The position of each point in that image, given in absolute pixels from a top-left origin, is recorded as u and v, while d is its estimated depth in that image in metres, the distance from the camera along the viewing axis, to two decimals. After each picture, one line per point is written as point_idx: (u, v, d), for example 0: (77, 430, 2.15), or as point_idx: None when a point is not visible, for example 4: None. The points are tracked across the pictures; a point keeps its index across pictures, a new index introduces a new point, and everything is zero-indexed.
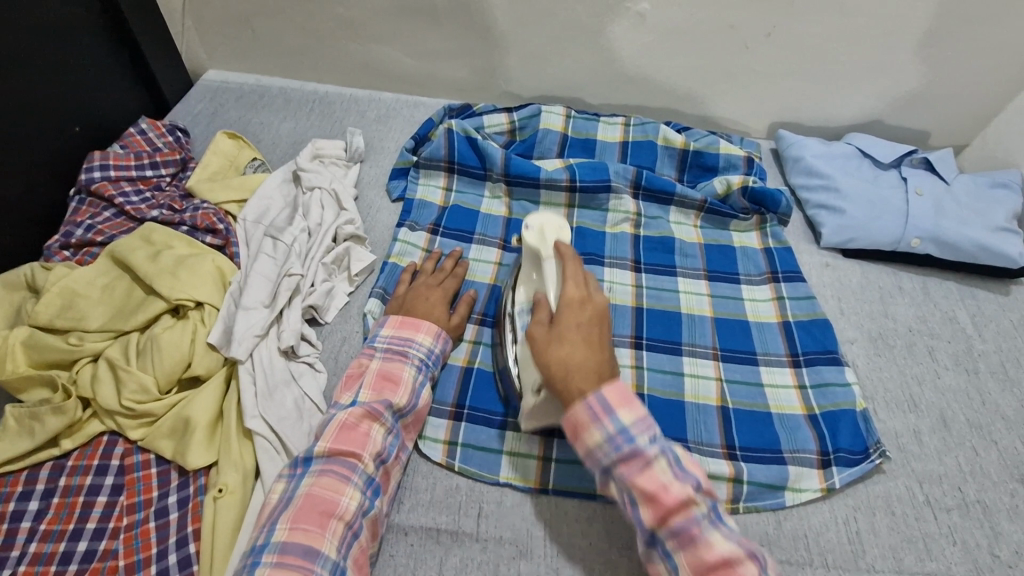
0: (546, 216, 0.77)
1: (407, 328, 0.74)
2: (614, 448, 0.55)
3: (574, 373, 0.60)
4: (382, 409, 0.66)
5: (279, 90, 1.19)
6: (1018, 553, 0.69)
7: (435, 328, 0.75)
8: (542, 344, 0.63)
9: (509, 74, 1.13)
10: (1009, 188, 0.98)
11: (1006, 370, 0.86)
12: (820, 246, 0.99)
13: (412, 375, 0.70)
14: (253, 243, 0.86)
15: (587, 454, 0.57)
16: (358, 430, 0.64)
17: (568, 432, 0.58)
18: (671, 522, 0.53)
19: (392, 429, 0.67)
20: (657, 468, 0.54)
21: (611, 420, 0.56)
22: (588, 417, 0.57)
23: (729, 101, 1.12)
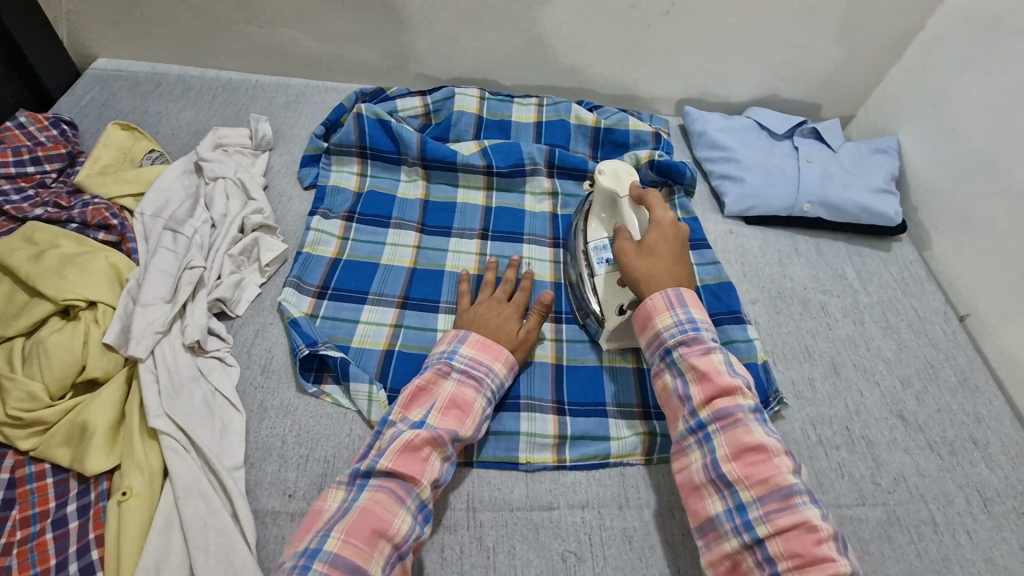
0: (617, 162, 0.81)
1: (487, 352, 0.73)
2: (681, 330, 0.67)
3: (656, 277, 0.71)
4: (448, 438, 0.65)
5: (178, 77, 1.13)
6: (896, 479, 0.77)
7: (511, 360, 0.75)
8: (630, 255, 0.73)
9: (421, 56, 1.12)
10: (887, 153, 1.07)
11: (886, 319, 0.94)
12: (724, 215, 1.05)
13: (482, 408, 0.70)
14: (152, 239, 0.82)
15: (653, 338, 0.68)
16: (419, 453, 0.63)
17: (640, 317, 0.70)
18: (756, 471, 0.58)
19: (448, 457, 0.66)
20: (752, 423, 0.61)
21: (683, 310, 0.67)
22: (663, 303, 0.68)
23: (636, 78, 1.16)
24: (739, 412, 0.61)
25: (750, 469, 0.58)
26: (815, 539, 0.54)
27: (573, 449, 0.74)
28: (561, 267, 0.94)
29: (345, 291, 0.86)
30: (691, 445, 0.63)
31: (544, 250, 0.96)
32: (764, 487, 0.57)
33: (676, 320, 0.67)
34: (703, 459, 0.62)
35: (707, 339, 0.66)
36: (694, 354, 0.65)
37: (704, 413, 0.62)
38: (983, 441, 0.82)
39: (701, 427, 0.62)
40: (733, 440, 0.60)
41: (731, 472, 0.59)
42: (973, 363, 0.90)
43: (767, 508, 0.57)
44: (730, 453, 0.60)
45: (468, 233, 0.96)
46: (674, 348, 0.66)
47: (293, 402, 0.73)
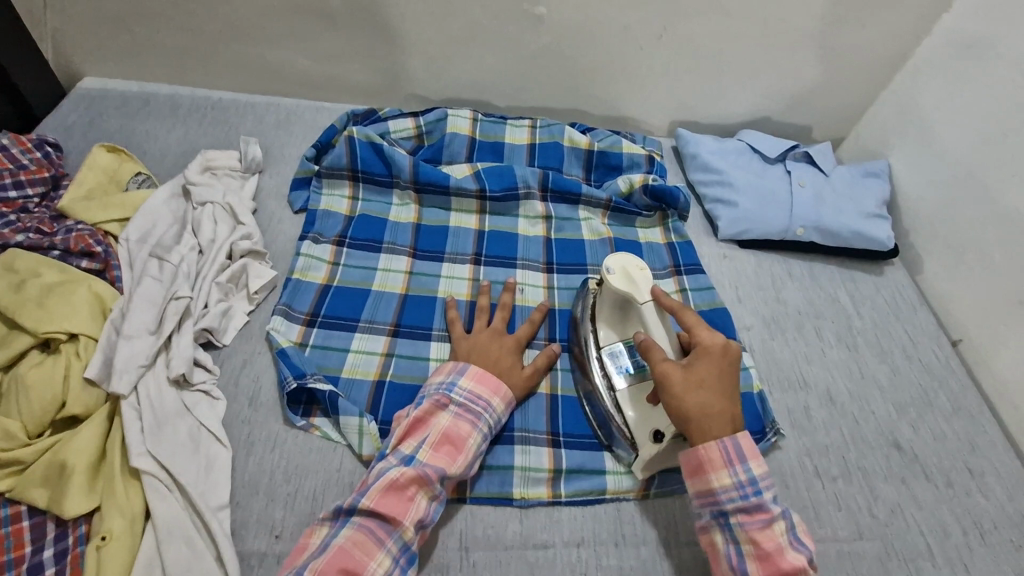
0: (624, 256, 0.77)
1: (485, 385, 0.72)
2: (725, 440, 0.63)
3: (710, 416, 0.64)
4: (437, 478, 0.63)
5: (167, 96, 1.12)
6: (893, 511, 0.77)
7: (509, 396, 0.73)
8: (677, 390, 0.66)
9: (414, 77, 1.12)
10: (878, 177, 1.08)
11: (880, 344, 0.94)
12: (718, 238, 1.04)
13: (477, 444, 0.68)
14: (137, 266, 0.80)
15: (700, 434, 0.64)
16: (404, 493, 0.62)
17: (689, 422, 0.65)
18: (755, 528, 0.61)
19: (437, 497, 0.64)
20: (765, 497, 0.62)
21: (727, 432, 0.64)
22: (710, 410, 0.64)
23: (629, 100, 1.16)
24: (769, 514, 0.62)
25: (775, 572, 0.60)
26: None
27: (568, 483, 0.73)
28: (555, 293, 0.93)
29: (335, 319, 0.84)
30: (714, 527, 0.64)
31: (538, 276, 0.95)
32: (760, 543, 0.61)
33: (708, 408, 0.65)
34: (725, 547, 0.63)
35: (741, 437, 0.64)
36: (727, 454, 0.63)
37: (731, 509, 0.62)
38: (978, 470, 0.82)
39: (725, 517, 0.63)
40: (758, 542, 0.61)
41: (754, 574, 0.60)
42: (967, 389, 0.90)
43: (759, 561, 0.60)
44: (753, 552, 0.61)
45: (460, 258, 0.95)
46: (704, 440, 0.65)
47: (281, 436, 0.71)
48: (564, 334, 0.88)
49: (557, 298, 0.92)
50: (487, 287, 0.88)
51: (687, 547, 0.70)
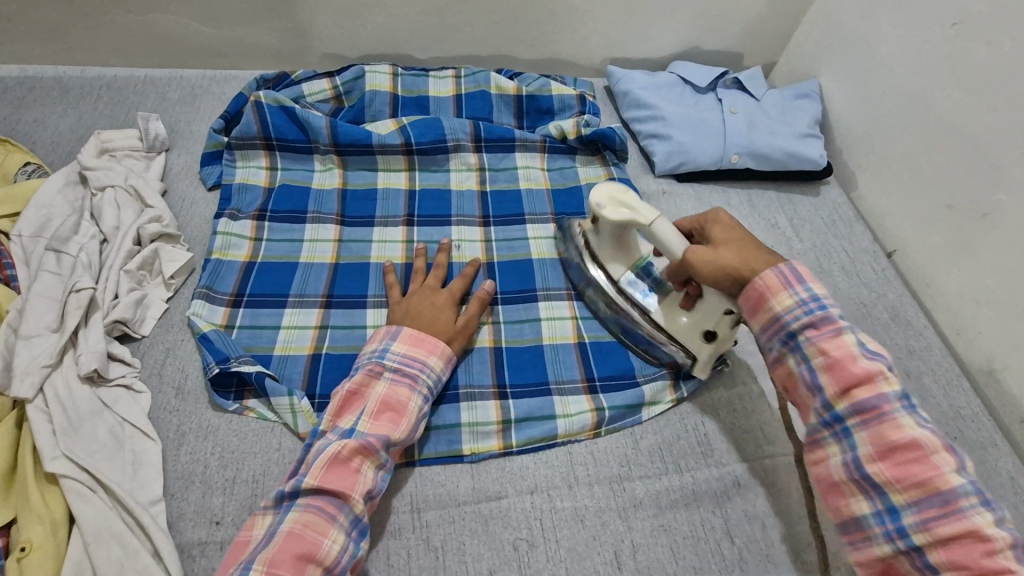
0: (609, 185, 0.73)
1: (421, 346, 0.70)
2: (806, 311, 0.60)
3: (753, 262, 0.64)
4: (380, 446, 0.62)
5: (53, 78, 1.02)
6: None
7: (447, 353, 0.71)
8: (707, 256, 0.65)
9: (324, 35, 1.04)
10: (810, 98, 1.07)
11: (820, 263, 0.95)
12: (656, 174, 1.02)
13: (417, 406, 0.66)
14: (33, 262, 0.74)
15: (772, 317, 0.61)
16: (349, 466, 0.60)
17: (753, 295, 0.62)
18: (854, 395, 0.56)
19: (383, 466, 0.62)
20: (847, 339, 0.58)
21: (804, 287, 0.60)
22: (780, 282, 0.61)
23: (555, 42, 1.12)
24: (884, 405, 0.55)
25: (905, 465, 0.53)
26: (927, 462, 0.52)
27: (519, 432, 0.72)
28: (493, 246, 0.90)
29: (262, 297, 0.80)
30: (827, 439, 0.58)
31: (474, 230, 0.92)
32: (862, 412, 0.55)
33: (797, 299, 0.60)
34: (843, 454, 0.56)
35: (836, 322, 0.58)
36: (820, 338, 0.58)
37: (842, 409, 0.56)
38: (916, 372, 0.84)
39: (837, 421, 0.57)
40: (879, 437, 0.54)
41: (879, 474, 0.54)
42: (903, 297, 0.92)
43: (869, 434, 0.55)
44: (876, 453, 0.54)
45: (393, 220, 0.91)
46: (794, 333, 0.60)
47: (213, 423, 0.68)
48: (505, 286, 0.86)
49: (496, 251, 0.90)
50: (421, 248, 0.84)
51: (640, 482, 0.70)
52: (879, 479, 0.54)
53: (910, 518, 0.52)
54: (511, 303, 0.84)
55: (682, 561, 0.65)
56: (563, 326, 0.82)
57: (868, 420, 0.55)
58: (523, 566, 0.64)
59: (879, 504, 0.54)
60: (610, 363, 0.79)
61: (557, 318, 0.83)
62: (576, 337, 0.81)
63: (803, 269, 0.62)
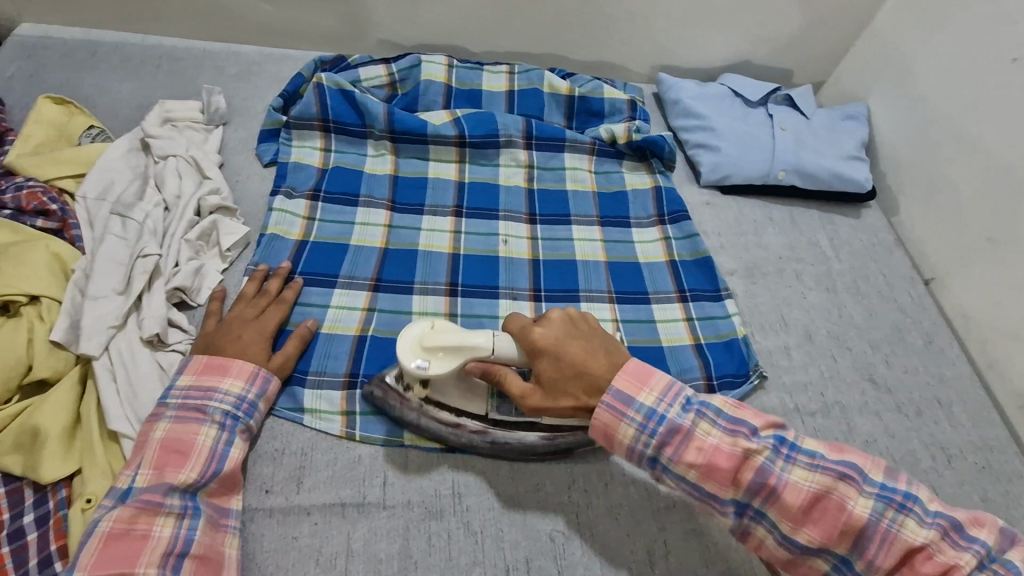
0: (410, 333, 0.67)
1: (211, 373, 0.66)
2: (651, 433, 0.58)
3: (586, 372, 0.61)
4: (163, 498, 0.57)
5: (115, 45, 1.03)
6: (868, 442, 0.80)
7: (247, 367, 0.67)
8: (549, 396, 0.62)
9: (382, 21, 1.05)
10: (857, 120, 1.08)
11: (858, 286, 0.96)
12: (700, 185, 1.03)
13: (209, 440, 0.62)
14: (98, 224, 0.76)
15: (631, 450, 0.60)
16: (131, 533, 0.55)
17: (602, 435, 0.61)
18: (744, 481, 0.56)
19: (185, 516, 0.58)
20: (699, 434, 0.58)
21: (636, 409, 0.59)
22: (613, 417, 0.59)
23: (608, 45, 1.13)
24: (771, 478, 0.55)
25: (823, 519, 0.54)
26: (837, 505, 0.54)
27: None
28: (538, 244, 0.92)
29: (313, 275, 0.81)
30: (750, 526, 0.58)
31: (520, 227, 0.93)
32: (760, 494, 0.56)
33: (637, 425, 0.58)
34: (772, 534, 0.57)
35: (685, 424, 0.58)
36: (683, 452, 0.57)
37: (743, 498, 0.57)
38: (946, 400, 0.85)
39: (747, 507, 0.57)
40: (785, 511, 0.55)
41: (811, 540, 0.55)
42: (937, 324, 0.93)
43: (778, 510, 0.55)
44: (796, 523, 0.55)
45: (441, 210, 0.92)
46: (657, 456, 0.59)
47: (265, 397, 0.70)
48: (549, 284, 0.87)
49: (541, 250, 0.91)
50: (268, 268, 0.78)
51: None
52: (813, 543, 0.55)
53: (859, 562, 0.54)
54: (554, 301, 0.85)
55: (712, 564, 0.67)
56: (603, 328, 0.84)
57: (769, 498, 0.55)
58: (558, 557, 0.65)
59: (830, 559, 0.55)
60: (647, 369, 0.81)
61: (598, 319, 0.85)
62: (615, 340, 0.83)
63: (641, 367, 0.61)
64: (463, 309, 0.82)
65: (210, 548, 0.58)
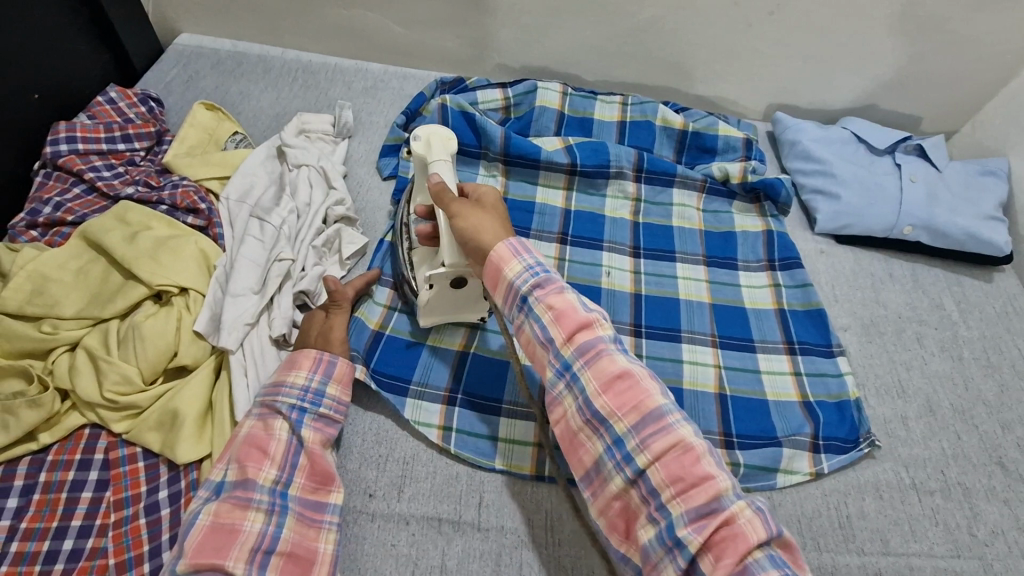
0: (436, 125, 0.73)
1: (284, 368, 0.67)
2: (532, 275, 0.58)
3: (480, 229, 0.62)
4: (250, 494, 0.57)
5: (258, 57, 1.11)
6: (995, 533, 0.73)
7: (313, 356, 0.67)
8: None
9: (503, 47, 1.09)
10: (998, 176, 1.00)
11: (988, 357, 0.88)
12: (815, 232, 0.99)
13: (284, 436, 0.62)
14: (239, 225, 0.82)
15: (504, 288, 0.59)
16: (224, 527, 0.55)
17: (489, 275, 0.60)
18: (577, 339, 0.55)
19: (273, 512, 0.58)
20: (568, 295, 0.57)
21: (530, 254, 0.59)
22: (509, 251, 0.59)
23: (725, 81, 1.11)
24: (602, 343, 0.55)
25: (624, 405, 0.52)
26: (637, 388, 0.53)
27: None
28: (642, 278, 0.91)
29: None
30: (577, 426, 0.56)
31: (624, 260, 0.92)
32: (585, 353, 0.54)
33: (525, 265, 0.59)
34: (575, 400, 0.55)
35: (560, 281, 0.58)
36: (550, 296, 0.57)
37: (566, 353, 0.55)
38: None
39: (566, 368, 0.55)
40: (598, 372, 0.54)
41: (603, 405, 0.53)
42: None
43: (591, 371, 0.54)
44: (601, 387, 0.53)
45: (547, 236, 0.93)
46: (529, 296, 0.57)
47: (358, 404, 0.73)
48: (650, 321, 0.86)
49: (644, 285, 0.90)
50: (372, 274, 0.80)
51: None
52: (605, 410, 0.53)
53: (634, 451, 0.51)
54: (655, 338, 0.84)
55: None
56: (705, 372, 0.82)
57: (589, 359, 0.54)
58: None
59: (607, 440, 0.53)
60: (749, 422, 0.78)
61: (700, 363, 0.82)
62: (717, 387, 0.81)
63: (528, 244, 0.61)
64: None
65: (299, 545, 0.58)
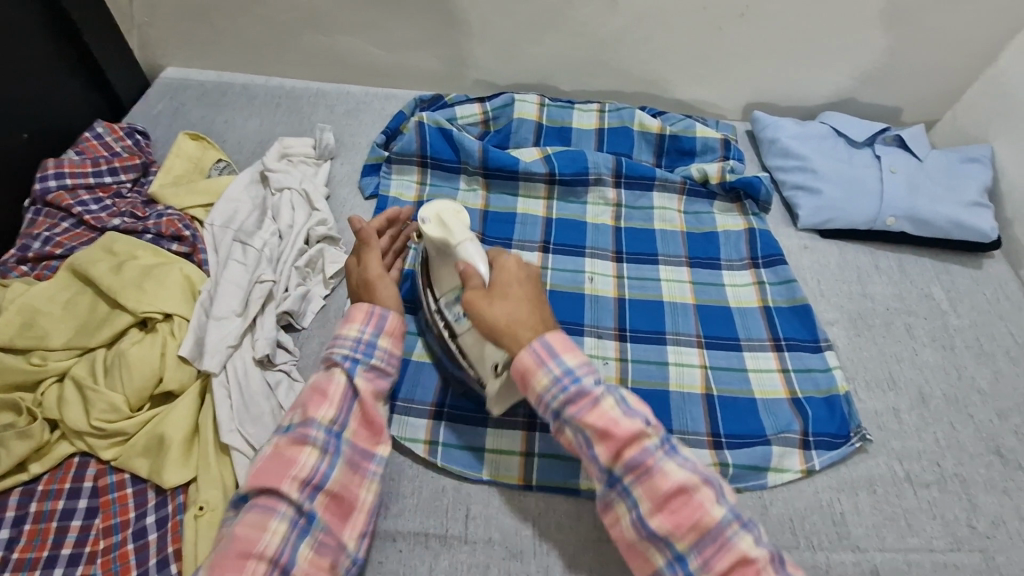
0: (439, 202, 0.71)
1: (319, 385, 0.63)
2: (561, 388, 0.58)
3: (518, 325, 0.61)
4: (273, 510, 0.57)
5: (242, 86, 1.14)
6: (994, 524, 0.72)
7: (344, 351, 0.64)
8: (483, 302, 0.62)
9: (480, 63, 1.11)
10: (981, 163, 0.99)
11: (980, 344, 0.87)
12: (798, 228, 0.99)
13: (312, 461, 0.59)
14: (222, 250, 0.83)
15: (536, 398, 0.60)
16: (245, 548, 0.54)
17: (516, 378, 0.60)
18: (626, 456, 0.56)
19: (293, 534, 0.56)
20: (604, 404, 0.57)
21: (556, 362, 0.59)
22: (533, 361, 0.59)
23: (702, 84, 1.12)
24: (649, 458, 0.56)
25: (679, 513, 0.55)
26: (693, 504, 0.55)
27: None
28: (625, 283, 0.91)
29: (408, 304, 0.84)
30: (615, 500, 0.58)
31: (608, 265, 0.92)
32: (633, 470, 0.56)
33: (553, 376, 0.59)
34: (630, 514, 0.57)
35: (596, 390, 0.58)
36: (625, 447, 0.56)
37: (616, 470, 0.57)
38: None
39: (618, 481, 0.57)
40: (651, 492, 0.56)
41: (659, 526, 0.56)
42: None
43: (644, 490, 0.56)
44: (654, 506, 0.56)
45: (530, 246, 0.94)
46: (563, 411, 0.58)
47: None
48: (635, 324, 0.86)
49: (628, 289, 0.90)
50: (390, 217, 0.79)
51: None
52: (663, 531, 0.56)
53: (692, 563, 0.55)
54: (640, 342, 0.84)
55: None
56: (692, 374, 0.81)
57: (640, 476, 0.56)
58: None
59: (669, 556, 0.56)
60: (737, 423, 0.77)
61: (686, 364, 0.82)
62: (704, 388, 0.80)
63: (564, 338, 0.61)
64: None
65: (312, 572, 0.56)
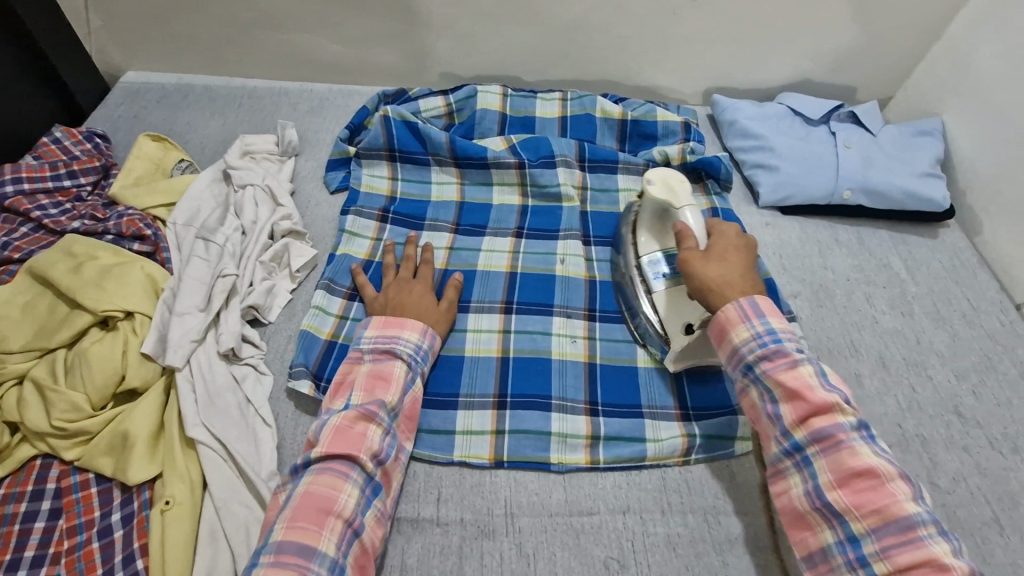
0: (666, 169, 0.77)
1: (382, 367, 0.69)
2: (760, 343, 0.64)
3: (731, 284, 0.68)
4: (348, 473, 0.61)
5: (204, 87, 1.13)
6: (955, 480, 0.74)
7: (421, 325, 0.74)
8: (700, 262, 0.69)
9: (442, 56, 1.11)
10: (931, 136, 1.02)
11: (938, 309, 0.90)
12: (758, 205, 1.01)
13: (378, 437, 0.64)
14: (185, 247, 0.82)
15: (732, 351, 0.66)
16: (319, 505, 0.58)
17: (715, 332, 0.67)
18: (813, 422, 0.59)
19: (364, 498, 0.61)
20: (803, 369, 0.61)
21: (760, 321, 0.65)
22: (738, 316, 0.65)
23: (662, 70, 1.14)
24: (843, 435, 0.58)
25: (866, 495, 0.55)
26: (885, 490, 0.55)
27: (607, 449, 0.73)
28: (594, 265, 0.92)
29: None
30: (789, 469, 0.61)
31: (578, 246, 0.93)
32: (821, 440, 0.58)
33: (753, 332, 0.64)
34: (805, 484, 0.59)
35: (796, 354, 0.62)
36: (823, 421, 0.59)
37: (799, 436, 0.60)
38: None
39: (798, 450, 0.60)
40: (836, 466, 0.57)
41: (840, 501, 0.56)
42: None
43: (827, 462, 0.58)
44: (836, 481, 0.57)
45: (502, 232, 0.94)
46: (755, 365, 0.64)
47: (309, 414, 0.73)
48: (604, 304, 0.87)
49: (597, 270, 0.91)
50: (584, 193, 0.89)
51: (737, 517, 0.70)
52: (839, 506, 0.56)
53: (867, 547, 0.54)
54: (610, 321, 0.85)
55: None
56: None
57: (827, 448, 0.58)
58: None
59: (839, 533, 0.56)
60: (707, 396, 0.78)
61: None
62: None
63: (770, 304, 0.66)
64: (517, 326, 0.83)
65: (371, 539, 0.60)
